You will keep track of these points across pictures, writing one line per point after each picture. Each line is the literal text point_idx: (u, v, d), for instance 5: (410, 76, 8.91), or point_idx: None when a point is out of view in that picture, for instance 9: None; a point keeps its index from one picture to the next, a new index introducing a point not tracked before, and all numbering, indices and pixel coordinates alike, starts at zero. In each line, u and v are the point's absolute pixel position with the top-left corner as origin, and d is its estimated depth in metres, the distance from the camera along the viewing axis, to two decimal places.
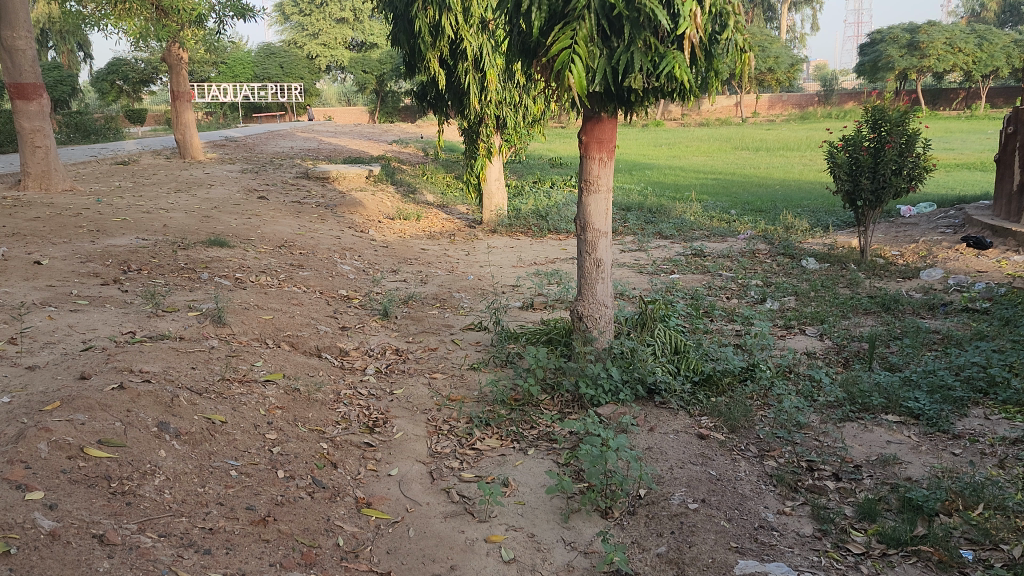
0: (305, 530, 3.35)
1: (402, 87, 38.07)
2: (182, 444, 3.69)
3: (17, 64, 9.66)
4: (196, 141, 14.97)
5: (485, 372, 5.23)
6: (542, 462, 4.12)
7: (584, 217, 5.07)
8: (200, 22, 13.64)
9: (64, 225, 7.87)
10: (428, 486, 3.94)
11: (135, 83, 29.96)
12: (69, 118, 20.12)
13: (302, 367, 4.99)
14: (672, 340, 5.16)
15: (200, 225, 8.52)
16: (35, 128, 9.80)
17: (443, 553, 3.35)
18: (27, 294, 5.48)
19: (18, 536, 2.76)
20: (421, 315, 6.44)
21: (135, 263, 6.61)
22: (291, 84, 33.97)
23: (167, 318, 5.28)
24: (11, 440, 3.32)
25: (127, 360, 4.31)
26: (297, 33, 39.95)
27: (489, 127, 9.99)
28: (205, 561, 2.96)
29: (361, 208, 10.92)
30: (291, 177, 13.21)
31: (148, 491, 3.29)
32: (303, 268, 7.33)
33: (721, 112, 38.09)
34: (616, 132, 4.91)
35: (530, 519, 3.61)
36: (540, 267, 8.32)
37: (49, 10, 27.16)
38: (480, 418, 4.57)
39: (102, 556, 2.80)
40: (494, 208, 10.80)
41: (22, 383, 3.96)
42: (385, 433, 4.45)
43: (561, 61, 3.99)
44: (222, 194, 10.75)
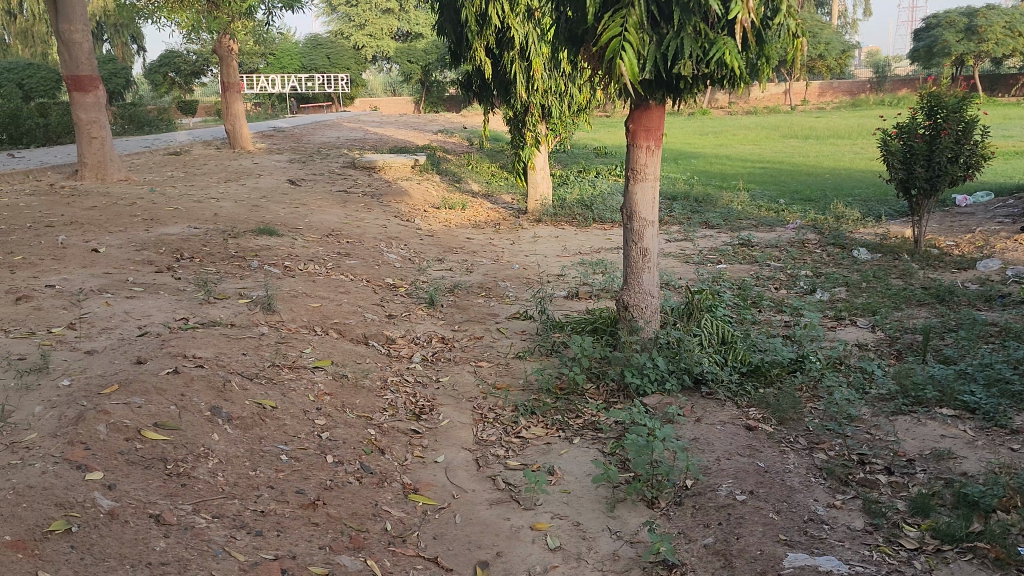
0: (353, 514, 3.40)
1: (446, 77, 38.10)
2: (234, 428, 3.77)
3: (74, 56, 9.87)
4: (246, 133, 15.19)
5: (530, 360, 5.23)
6: (587, 452, 4.11)
7: (630, 207, 5.04)
8: (249, 13, 13.80)
9: (120, 214, 8.05)
10: (473, 473, 3.96)
11: (186, 75, 30.42)
12: (124, 110, 20.59)
13: (349, 354, 5.05)
14: (719, 331, 5.10)
15: (249, 214, 8.65)
16: (91, 119, 10.03)
17: (489, 540, 3.37)
18: (85, 281, 5.63)
19: (78, 515, 2.84)
20: (466, 304, 6.47)
21: (187, 251, 6.74)
22: (338, 75, 34.29)
23: (218, 305, 5.38)
24: (72, 422, 3.42)
25: (181, 346, 4.40)
26: (343, 23, 40.22)
27: (535, 117, 10.17)
28: (257, 542, 3.02)
29: (407, 198, 10.98)
30: (337, 167, 13.33)
31: (202, 473, 3.37)
32: (350, 257, 7.41)
33: (770, 100, 37.38)
34: (664, 120, 4.87)
35: (576, 508, 3.61)
36: (585, 256, 8.26)
37: (105, 4, 27.72)
38: (525, 406, 4.57)
39: (158, 536, 2.87)
40: (539, 197, 10.79)
41: (80, 366, 4.07)
42: (431, 420, 4.49)
43: (611, 49, 3.97)
44: (271, 184, 10.89)
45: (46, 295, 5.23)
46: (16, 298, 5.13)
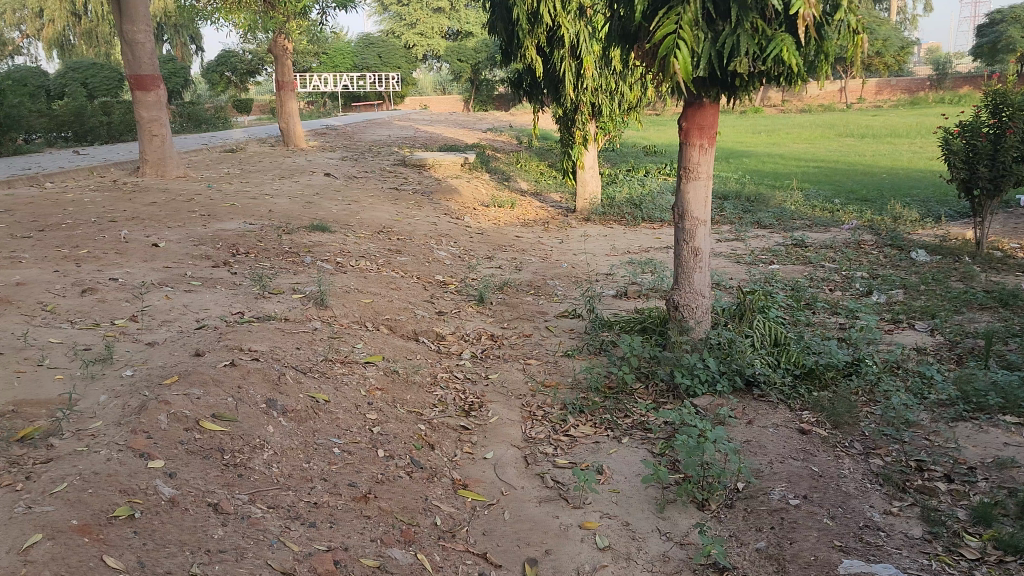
0: (404, 508, 3.44)
1: (496, 76, 38.19)
2: (289, 421, 3.84)
3: (137, 56, 10.13)
4: (299, 131, 15.43)
5: (579, 359, 5.22)
6: (637, 452, 4.09)
7: (682, 205, 4.99)
8: (304, 14, 14.01)
9: (178, 210, 8.25)
10: (522, 470, 3.97)
11: (242, 74, 31.02)
12: (183, 109, 21.08)
13: (400, 350, 5.11)
14: (771, 332, 5.03)
15: (302, 211, 8.79)
16: (152, 118, 10.29)
17: (538, 537, 3.38)
18: (146, 275, 5.79)
19: (141, 501, 2.92)
20: (515, 301, 6.48)
21: (243, 247, 6.88)
22: (389, 73, 34.59)
23: (273, 300, 5.47)
24: (135, 411, 3.52)
25: (238, 339, 4.50)
26: (395, 23, 40.60)
27: (585, 114, 10.06)
28: (311, 533, 3.07)
29: (457, 196, 11.05)
30: (388, 165, 13.47)
31: (258, 464, 3.44)
32: (401, 254, 7.48)
33: (825, 98, 36.67)
34: (718, 118, 4.81)
35: (625, 508, 3.59)
36: (634, 256, 8.22)
37: (165, 6, 28.41)
38: (574, 404, 4.56)
39: (216, 524, 2.94)
40: (588, 196, 10.72)
41: (142, 357, 4.19)
42: (481, 417, 4.52)
43: (665, 47, 3.94)
44: (323, 181, 11.05)
45: (110, 288, 5.39)
46: (82, 290, 5.30)
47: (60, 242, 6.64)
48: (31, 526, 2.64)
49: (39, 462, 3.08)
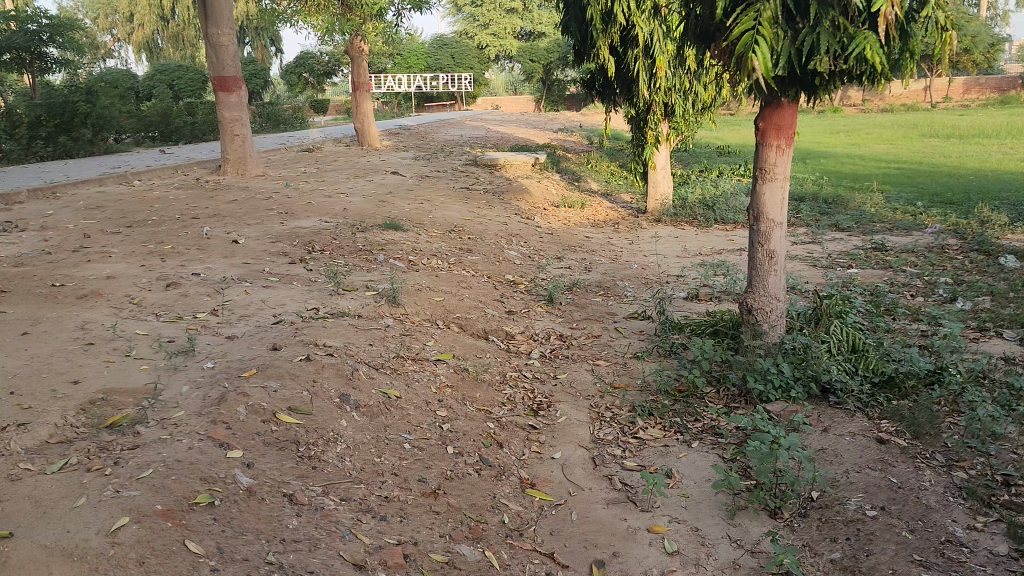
0: (472, 505, 3.47)
1: (568, 76, 38.13)
2: (362, 416, 3.92)
3: (221, 58, 10.48)
4: (374, 131, 15.70)
5: (649, 361, 5.17)
6: (707, 456, 4.03)
7: (757, 207, 4.90)
8: (380, 16, 14.24)
9: (257, 208, 8.49)
10: (590, 471, 3.96)
11: (320, 75, 31.71)
12: (263, 110, 21.67)
13: (470, 348, 5.15)
14: (849, 338, 4.91)
15: (376, 209, 8.94)
16: (234, 118, 10.62)
17: (605, 539, 3.36)
18: (226, 270, 5.98)
19: (221, 490, 3.02)
20: (585, 302, 6.47)
21: (319, 245, 7.03)
22: (462, 74, 34.87)
23: (347, 297, 5.58)
24: (216, 402, 3.64)
25: (313, 334, 4.60)
26: (469, 24, 40.95)
27: (657, 115, 9.89)
28: (382, 527, 3.13)
29: (527, 195, 11.08)
30: (460, 165, 13.59)
31: (331, 457, 3.51)
32: (472, 253, 7.55)
33: (909, 97, 35.46)
34: (796, 118, 4.69)
35: (694, 513, 3.55)
36: (706, 257, 8.10)
37: (247, 10, 29.24)
38: (643, 406, 4.52)
39: (292, 514, 3.02)
40: (660, 197, 10.57)
41: (222, 350, 4.33)
42: (549, 417, 4.52)
43: (743, 44, 3.87)
44: (396, 180, 11.23)
45: (193, 283, 5.59)
46: (166, 284, 5.50)
47: (146, 238, 6.91)
48: (119, 509, 2.76)
49: (126, 449, 3.22)
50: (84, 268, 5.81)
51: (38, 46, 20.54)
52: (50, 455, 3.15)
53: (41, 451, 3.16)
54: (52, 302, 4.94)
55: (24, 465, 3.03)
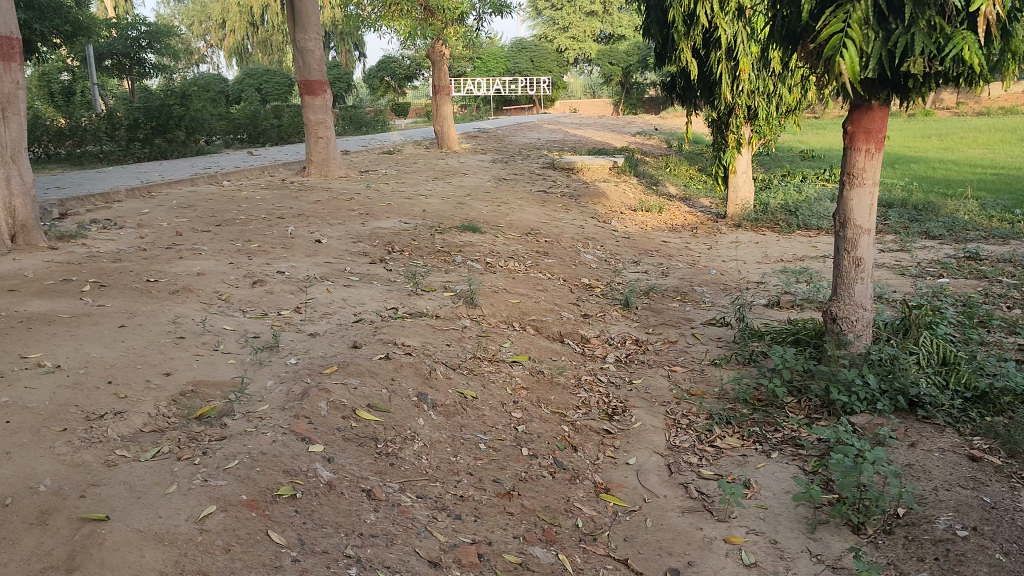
0: (546, 507, 3.48)
1: (648, 78, 37.74)
2: (438, 415, 3.97)
3: (307, 63, 10.78)
4: (453, 134, 15.86)
5: (727, 368, 5.08)
6: (786, 468, 3.93)
7: (844, 212, 4.76)
8: (462, 20, 14.38)
9: (340, 208, 8.68)
10: (665, 478, 3.91)
11: (401, 79, 32.24)
12: (346, 112, 22.16)
13: (545, 350, 5.16)
14: (939, 351, 4.71)
15: (455, 211, 9.04)
16: (318, 120, 10.90)
17: (681, 548, 3.31)
18: (310, 269, 6.14)
19: (303, 482, 3.10)
20: (662, 307, 6.40)
21: (398, 245, 7.15)
22: (540, 77, 34.92)
23: (425, 297, 5.66)
24: (299, 397, 3.74)
25: (392, 333, 4.69)
26: (548, 27, 40.93)
27: (739, 117, 9.74)
28: (456, 525, 3.16)
29: (604, 199, 11.03)
30: (537, 168, 13.61)
31: (408, 455, 3.57)
32: (549, 256, 7.56)
33: (1009, 100, 33.81)
34: (888, 122, 4.54)
35: (773, 525, 3.47)
36: (788, 264, 7.90)
37: (332, 15, 29.93)
38: (720, 415, 4.45)
39: (369, 509, 3.08)
40: (740, 202, 10.37)
41: (305, 347, 4.44)
42: (624, 422, 4.49)
43: (831, 46, 3.77)
44: (474, 182, 11.34)
45: (277, 281, 5.75)
46: (253, 281, 5.68)
47: (234, 236, 7.14)
48: (207, 497, 2.87)
49: (214, 440, 3.34)
50: (176, 264, 6.05)
51: (137, 52, 21.50)
52: (144, 442, 3.29)
53: (135, 439, 3.31)
54: (147, 297, 5.16)
55: (119, 451, 3.18)
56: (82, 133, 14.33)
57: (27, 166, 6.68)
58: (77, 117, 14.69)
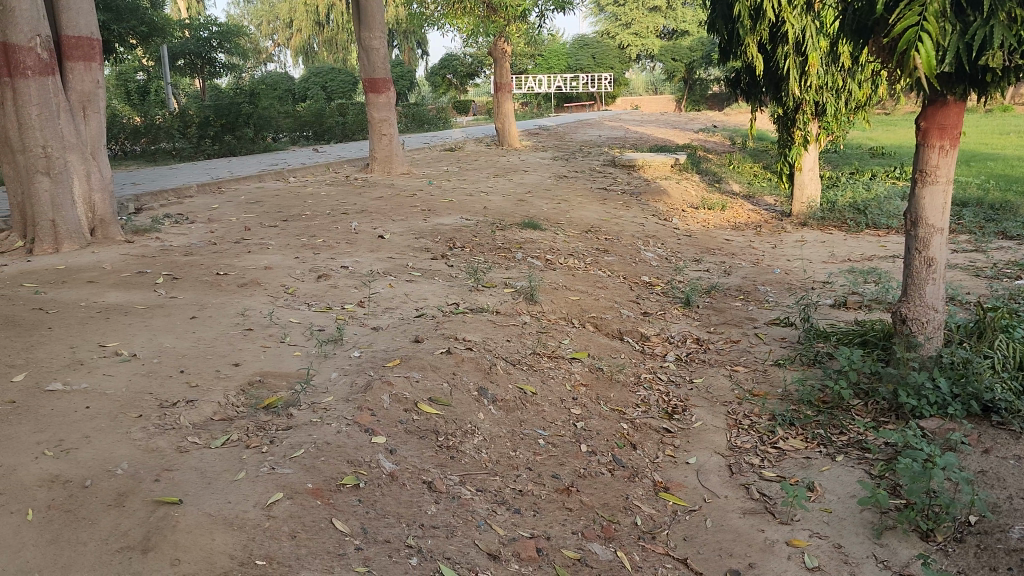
0: (605, 504, 3.48)
1: (711, 73, 37.17)
2: (498, 410, 4.01)
3: (372, 61, 10.94)
4: (514, 131, 15.90)
5: (791, 369, 4.99)
6: (852, 472, 3.84)
7: (916, 211, 4.63)
8: (525, 17, 14.40)
9: (402, 205, 8.79)
10: (726, 479, 3.86)
11: (463, 76, 32.43)
12: (409, 110, 22.40)
13: (605, 348, 5.15)
14: (1016, 354, 4.52)
15: (515, 208, 9.06)
16: (382, 118, 11.06)
17: (742, 550, 3.27)
18: (373, 264, 6.24)
19: (366, 473, 3.16)
20: (724, 306, 6.31)
21: (459, 241, 7.22)
22: (602, 74, 34.70)
23: (486, 293, 5.69)
24: (362, 389, 3.81)
25: (453, 328, 4.73)
26: (610, 23, 40.58)
27: (806, 114, 9.59)
28: (515, 519, 3.19)
29: (666, 197, 10.93)
30: (598, 165, 13.56)
31: (469, 448, 3.61)
32: (609, 253, 7.53)
33: None
34: (963, 117, 4.40)
35: (838, 529, 3.40)
36: (855, 264, 7.71)
37: (396, 13, 30.25)
38: (784, 416, 4.37)
39: (430, 501, 3.12)
40: (806, 200, 10.15)
41: (368, 340, 4.52)
42: (684, 421, 4.45)
43: (906, 41, 3.64)
44: (535, 180, 11.35)
45: (342, 276, 5.86)
46: (318, 276, 5.80)
47: (300, 231, 7.30)
48: (275, 485, 2.95)
49: (281, 429, 3.43)
50: (244, 259, 6.20)
51: (208, 51, 22.11)
52: (214, 430, 3.39)
53: (206, 427, 3.42)
54: (217, 289, 5.32)
55: (191, 438, 3.29)
56: (156, 130, 14.80)
57: (106, 163, 6.94)
58: (151, 115, 15.16)
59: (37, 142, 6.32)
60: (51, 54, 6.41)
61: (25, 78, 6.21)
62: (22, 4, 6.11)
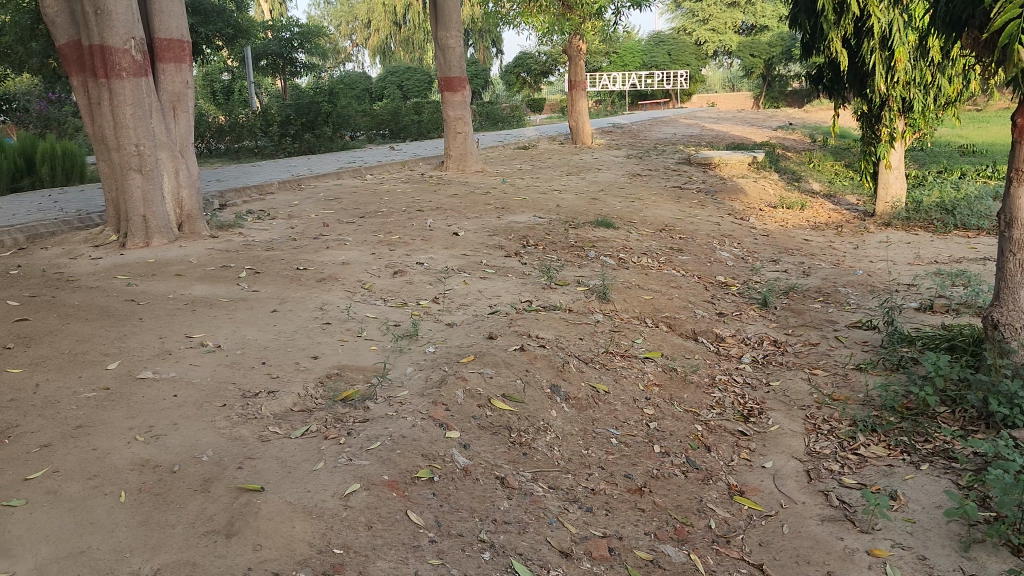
0: (678, 506, 3.44)
1: (791, 69, 36.21)
2: (571, 408, 4.00)
3: (448, 60, 11.06)
4: (588, 129, 15.82)
5: (872, 374, 4.83)
6: (937, 481, 3.69)
7: (1010, 211, 4.43)
8: (600, 14, 14.31)
9: (476, 202, 8.86)
10: (804, 485, 3.76)
11: (537, 75, 32.48)
12: (483, 109, 22.56)
13: (678, 348, 5.08)
14: None
15: (588, 207, 9.02)
16: (457, 116, 11.16)
17: (819, 557, 3.18)
18: (447, 261, 6.30)
19: (440, 467, 3.20)
20: (802, 308, 6.16)
21: (533, 239, 7.23)
22: (677, 71, 34.21)
23: (558, 291, 5.69)
24: (437, 384, 3.86)
25: (526, 326, 4.74)
26: (687, 19, 39.94)
27: (893, 111, 9.22)
28: (588, 518, 3.18)
29: (743, 195, 10.73)
30: (672, 163, 13.39)
31: (541, 445, 3.62)
32: (683, 253, 7.43)
33: None
34: None
35: (922, 540, 3.27)
36: (942, 266, 7.42)
37: (472, 12, 30.46)
38: (865, 422, 4.24)
39: (502, 497, 3.14)
40: (890, 199, 9.81)
41: (443, 336, 4.57)
42: (760, 424, 4.36)
43: (1005, 35, 3.52)
44: (608, 178, 11.29)
45: (417, 272, 5.94)
46: (393, 272, 5.89)
47: (376, 228, 7.43)
48: (352, 476, 3.02)
49: (358, 421, 3.50)
50: (322, 254, 6.34)
51: (289, 52, 22.69)
52: (294, 421, 3.49)
53: (286, 417, 3.51)
54: (297, 284, 5.45)
55: (273, 428, 3.38)
56: (240, 129, 15.28)
57: (194, 160, 7.20)
58: (236, 115, 15.65)
59: (130, 140, 6.56)
60: (144, 56, 6.66)
61: (120, 78, 6.47)
62: (117, 8, 6.40)
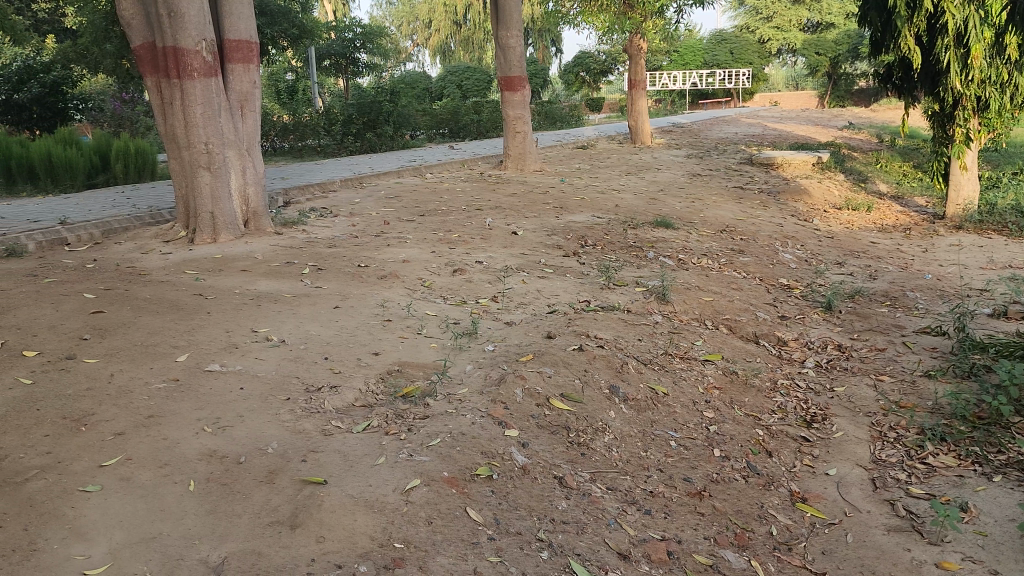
0: (738, 512, 3.40)
1: (858, 67, 35.31)
2: (630, 409, 3.98)
3: (508, 59, 11.09)
4: (647, 129, 15.67)
5: (942, 382, 4.68)
6: (1011, 494, 3.56)
7: None
8: (662, 13, 14.17)
9: (535, 202, 8.86)
10: (869, 493, 3.67)
11: (596, 74, 32.38)
12: (542, 108, 22.57)
13: (739, 351, 5.01)
14: None
15: (647, 207, 8.95)
16: (516, 115, 11.18)
17: (885, 568, 3.09)
18: (506, 260, 6.32)
19: (499, 464, 3.22)
20: (868, 312, 6.00)
21: (591, 238, 7.21)
22: (739, 70, 33.68)
23: (617, 292, 5.66)
24: (496, 382, 3.87)
25: (585, 325, 4.73)
26: (750, 17, 39.28)
27: (967, 110, 8.90)
28: (646, 520, 3.16)
29: (807, 196, 10.52)
30: (734, 163, 13.20)
31: (600, 446, 3.61)
32: (744, 254, 7.32)
33: None
34: None
35: (994, 553, 3.15)
36: (1017, 271, 7.15)
37: (532, 11, 30.47)
38: (934, 431, 4.11)
39: (561, 496, 3.14)
40: (962, 201, 9.47)
41: (502, 335, 4.59)
42: (824, 430, 4.27)
43: None
44: (668, 178, 11.19)
45: (476, 270, 5.97)
46: (453, 270, 5.93)
47: (436, 226, 7.49)
48: (413, 471, 3.05)
49: (418, 418, 3.53)
50: (383, 252, 6.43)
51: (351, 52, 23.03)
52: (356, 416, 3.54)
53: (348, 412, 3.57)
54: (358, 281, 5.54)
55: (335, 422, 3.44)
56: (303, 128, 15.58)
57: (260, 159, 7.36)
58: (300, 114, 15.96)
59: (200, 139, 6.75)
60: (215, 56, 6.83)
61: (191, 78, 6.65)
62: (190, 10, 6.57)
